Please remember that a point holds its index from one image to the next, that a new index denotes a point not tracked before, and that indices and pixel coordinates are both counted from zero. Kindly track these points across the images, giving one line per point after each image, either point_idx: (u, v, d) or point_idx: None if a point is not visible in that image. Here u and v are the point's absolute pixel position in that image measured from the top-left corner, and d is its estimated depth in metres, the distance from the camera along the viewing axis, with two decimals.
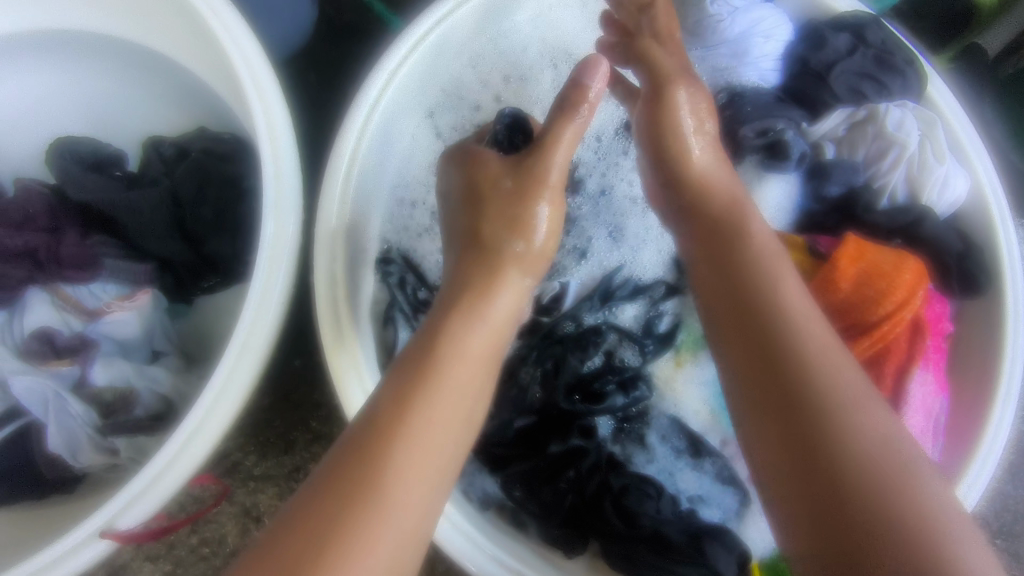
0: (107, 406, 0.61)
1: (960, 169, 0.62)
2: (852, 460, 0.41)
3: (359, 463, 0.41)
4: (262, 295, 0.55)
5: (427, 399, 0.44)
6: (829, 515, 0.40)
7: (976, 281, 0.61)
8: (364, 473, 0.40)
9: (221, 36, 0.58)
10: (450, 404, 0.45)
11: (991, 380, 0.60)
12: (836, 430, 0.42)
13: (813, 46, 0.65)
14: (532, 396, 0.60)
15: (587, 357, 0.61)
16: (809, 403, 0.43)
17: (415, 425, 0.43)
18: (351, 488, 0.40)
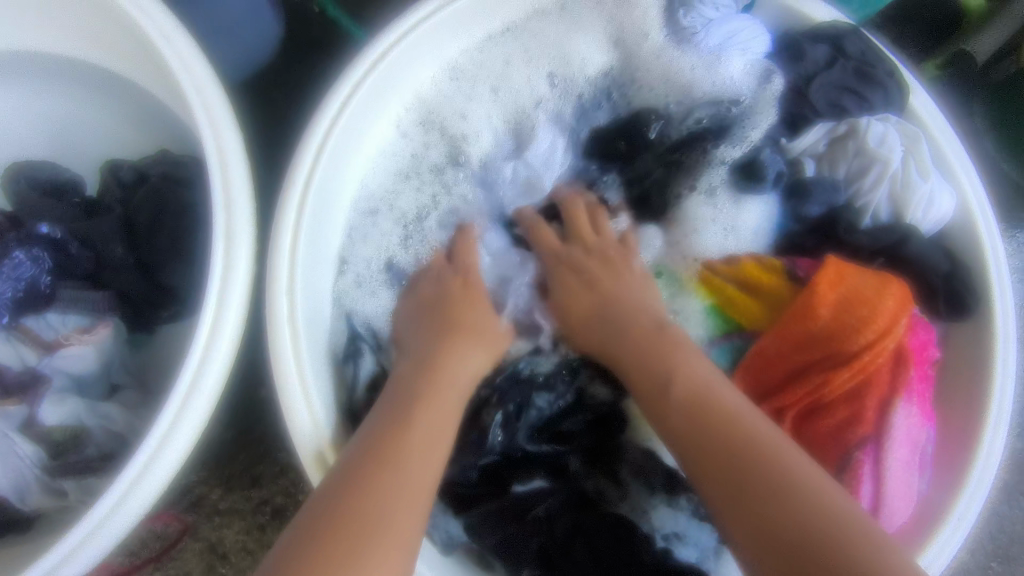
0: (56, 446, 0.58)
1: (945, 186, 0.60)
2: (766, 464, 0.45)
3: (332, 538, 0.41)
4: (211, 331, 0.52)
5: (378, 490, 0.44)
6: (750, 519, 0.43)
7: (963, 303, 0.58)
8: (372, 547, 0.42)
9: (168, 56, 0.56)
10: (398, 489, 0.45)
11: (980, 408, 0.57)
12: (743, 442, 0.46)
13: (791, 58, 0.63)
14: (493, 439, 0.57)
15: (554, 397, 0.59)
16: (753, 473, 0.44)
17: (373, 509, 0.43)
18: (324, 560, 0.40)
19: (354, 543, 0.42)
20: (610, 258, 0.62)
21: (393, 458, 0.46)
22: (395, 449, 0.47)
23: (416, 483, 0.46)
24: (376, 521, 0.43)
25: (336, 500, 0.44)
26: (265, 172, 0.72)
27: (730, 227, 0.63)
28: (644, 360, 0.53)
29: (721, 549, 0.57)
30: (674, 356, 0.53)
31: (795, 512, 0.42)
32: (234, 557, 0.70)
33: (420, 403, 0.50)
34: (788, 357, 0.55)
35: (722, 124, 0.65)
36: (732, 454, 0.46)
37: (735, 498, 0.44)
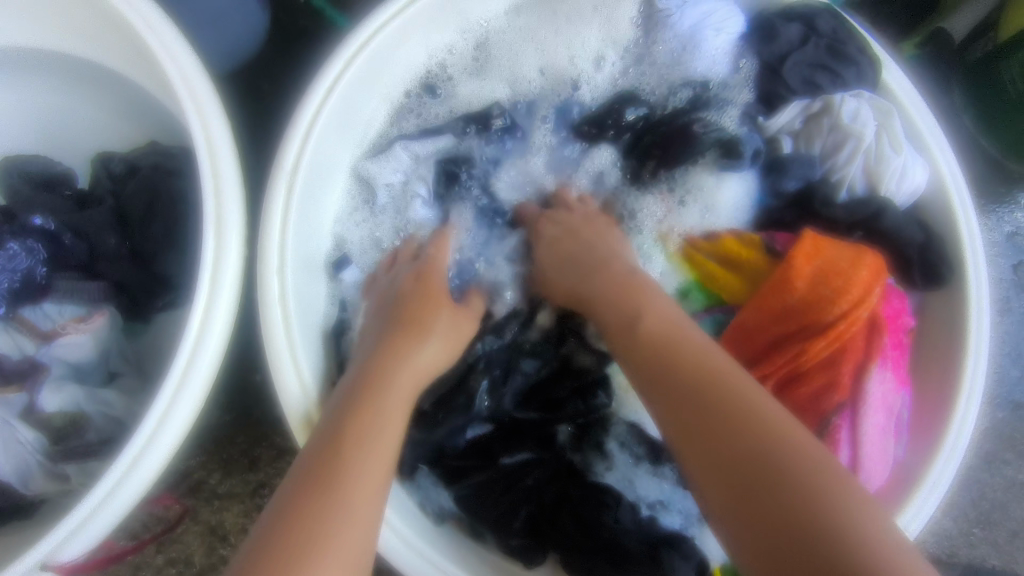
0: (57, 432, 0.60)
1: (918, 158, 0.61)
2: (705, 365, 0.46)
3: (306, 492, 0.43)
4: (205, 313, 0.53)
5: (358, 440, 0.46)
6: (693, 424, 0.44)
7: (937, 273, 0.60)
8: (347, 498, 0.43)
9: (154, 46, 0.57)
10: (381, 431, 0.47)
11: (956, 373, 0.59)
12: (681, 348, 0.48)
13: (764, 39, 0.64)
14: (480, 404, 0.60)
15: (540, 365, 0.62)
16: (691, 373, 0.46)
17: (353, 460, 0.45)
18: (307, 509, 0.42)
19: (332, 499, 0.43)
20: (592, 249, 0.60)
21: (367, 410, 0.48)
22: (372, 399, 0.49)
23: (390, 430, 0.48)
24: (345, 467, 0.44)
25: (323, 446, 0.45)
26: (256, 161, 0.74)
27: (709, 205, 0.64)
28: (622, 327, 0.52)
29: (705, 515, 0.59)
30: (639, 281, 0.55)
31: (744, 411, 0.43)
32: (236, 538, 0.72)
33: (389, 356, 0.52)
34: (769, 327, 0.56)
35: (706, 104, 0.66)
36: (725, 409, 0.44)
37: (692, 401, 0.45)
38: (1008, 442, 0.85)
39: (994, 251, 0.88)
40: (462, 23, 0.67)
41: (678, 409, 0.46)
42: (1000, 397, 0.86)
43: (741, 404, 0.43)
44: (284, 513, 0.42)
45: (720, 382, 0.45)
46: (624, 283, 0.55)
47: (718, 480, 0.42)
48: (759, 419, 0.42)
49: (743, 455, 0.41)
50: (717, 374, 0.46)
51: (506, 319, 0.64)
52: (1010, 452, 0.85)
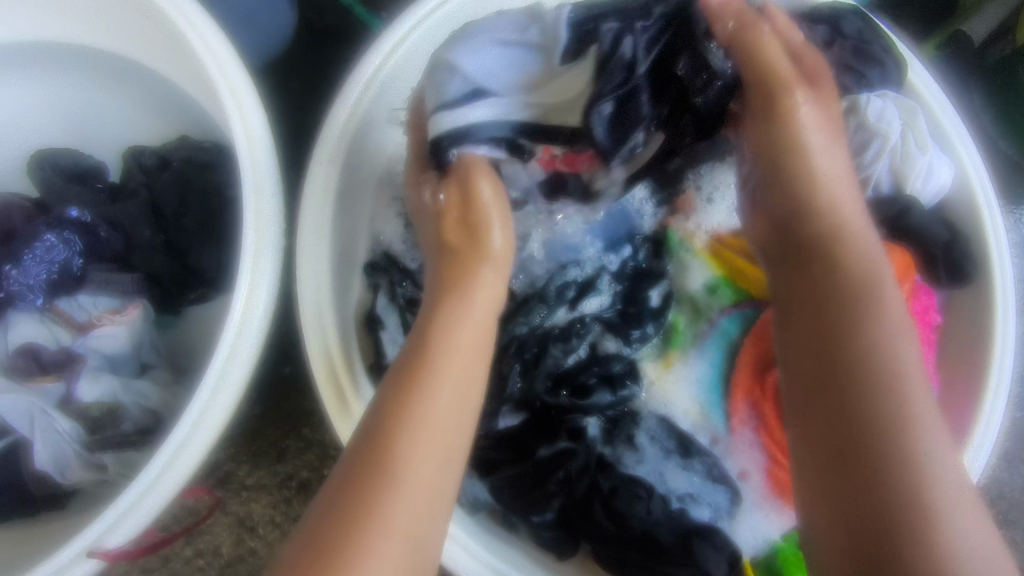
0: (94, 422, 0.60)
1: (943, 157, 0.62)
2: (869, 357, 0.45)
3: (351, 481, 0.42)
4: (246, 304, 0.54)
5: (405, 422, 0.44)
6: (826, 414, 0.45)
7: (962, 269, 0.61)
8: (385, 489, 0.42)
9: (194, 42, 0.58)
10: (432, 411, 0.45)
11: (982, 368, 0.59)
12: (843, 323, 0.47)
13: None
14: (511, 387, 0.60)
15: (570, 349, 0.62)
16: (862, 355, 0.45)
17: (398, 444, 0.43)
18: (346, 500, 0.41)
19: (376, 489, 0.41)
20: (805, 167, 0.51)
21: (414, 387, 0.45)
22: (416, 377, 0.46)
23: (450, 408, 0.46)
24: (387, 454, 0.43)
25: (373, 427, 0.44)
26: (285, 156, 0.74)
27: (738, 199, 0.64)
28: (800, 284, 0.50)
29: (734, 508, 0.59)
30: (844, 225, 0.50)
31: (883, 415, 0.43)
32: (264, 529, 0.73)
33: (443, 324, 0.49)
34: None
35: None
36: (861, 389, 0.44)
37: (834, 386, 0.45)
38: None
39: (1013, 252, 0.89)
40: None
41: (814, 390, 0.46)
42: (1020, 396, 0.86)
43: (886, 407, 0.43)
44: (334, 494, 0.42)
45: (879, 373, 0.44)
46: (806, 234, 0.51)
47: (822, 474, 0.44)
48: (890, 423, 0.42)
49: (854, 457, 0.43)
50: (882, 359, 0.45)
51: (531, 300, 0.62)
52: None
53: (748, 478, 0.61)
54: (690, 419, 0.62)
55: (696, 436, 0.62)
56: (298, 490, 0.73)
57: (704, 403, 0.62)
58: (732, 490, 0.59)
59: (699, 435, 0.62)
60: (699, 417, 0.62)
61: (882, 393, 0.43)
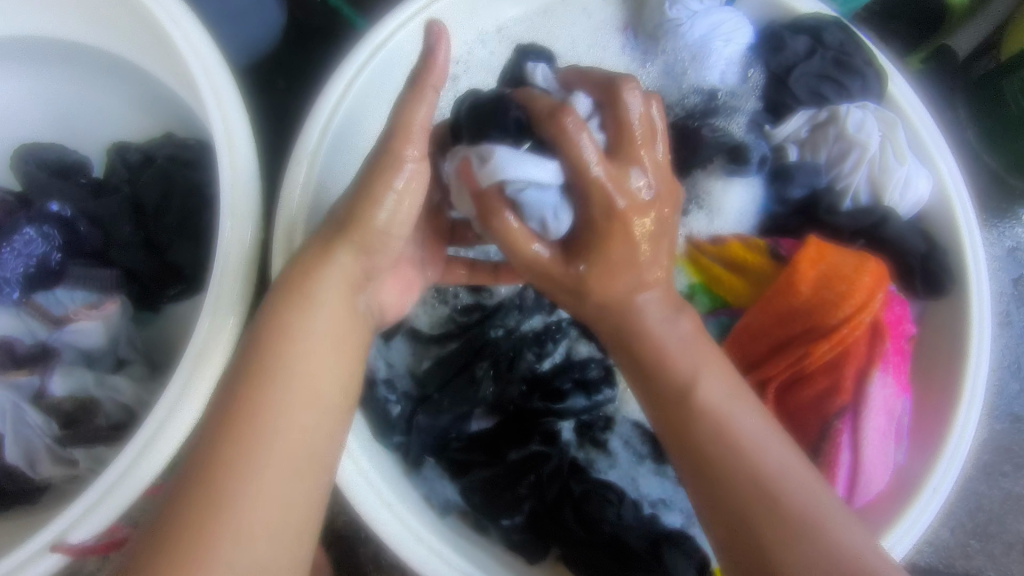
0: (67, 416, 0.60)
1: (921, 169, 0.62)
2: (714, 433, 0.46)
3: (193, 485, 0.39)
4: (219, 302, 0.54)
5: (254, 407, 0.42)
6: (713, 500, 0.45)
7: (939, 281, 0.60)
8: (193, 493, 0.39)
9: (177, 39, 0.58)
10: (273, 419, 0.42)
11: (956, 382, 0.59)
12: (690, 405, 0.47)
13: (772, 49, 0.65)
14: (483, 392, 0.60)
15: (545, 354, 0.63)
16: (713, 442, 0.46)
17: (252, 433, 0.41)
18: (191, 497, 0.39)
19: (211, 487, 0.39)
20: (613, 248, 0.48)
21: (263, 381, 0.43)
22: (262, 371, 0.43)
23: (302, 404, 0.43)
24: (229, 449, 0.40)
25: (226, 398, 0.43)
26: (270, 155, 0.75)
27: (715, 208, 0.65)
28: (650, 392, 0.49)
29: None
30: (655, 363, 0.49)
31: (746, 492, 0.44)
32: None
33: (291, 302, 0.46)
34: (774, 329, 0.57)
35: (715, 112, 0.66)
36: (722, 484, 0.45)
37: (709, 476, 0.45)
38: (1006, 454, 0.86)
39: (995, 265, 0.89)
40: (479, 22, 0.69)
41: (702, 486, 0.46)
42: (1000, 410, 0.86)
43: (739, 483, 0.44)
44: (168, 511, 0.39)
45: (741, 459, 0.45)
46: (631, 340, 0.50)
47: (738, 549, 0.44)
48: (760, 495, 0.44)
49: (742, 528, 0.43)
50: (731, 436, 0.46)
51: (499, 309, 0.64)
52: (1008, 464, 0.86)
53: None
54: None
55: None
56: None
57: None
58: None
59: None
60: None
61: (772, 491, 0.44)
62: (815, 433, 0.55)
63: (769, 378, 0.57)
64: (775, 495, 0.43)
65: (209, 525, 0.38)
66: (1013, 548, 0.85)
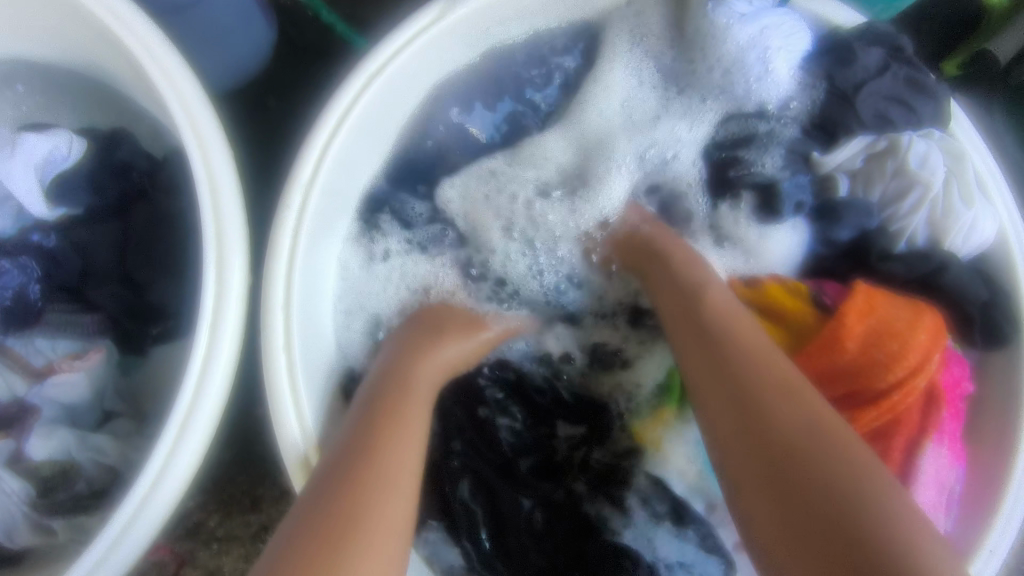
0: (45, 483, 0.55)
1: (988, 210, 0.55)
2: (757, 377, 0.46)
3: (308, 535, 0.40)
4: (204, 364, 0.50)
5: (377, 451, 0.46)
6: (758, 455, 0.43)
7: (1000, 333, 0.53)
8: (313, 533, 0.41)
9: (151, 70, 0.53)
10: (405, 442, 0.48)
11: (1011, 442, 0.53)
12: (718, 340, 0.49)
13: (839, 61, 0.57)
14: (502, 436, 0.59)
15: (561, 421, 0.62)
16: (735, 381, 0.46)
17: (374, 473, 0.45)
18: (304, 545, 0.40)
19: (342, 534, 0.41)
20: (684, 255, 0.57)
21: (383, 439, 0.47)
22: (386, 411, 0.49)
23: (406, 427, 0.49)
24: (364, 481, 0.44)
25: (349, 451, 0.46)
26: (258, 183, 0.70)
27: (754, 251, 0.61)
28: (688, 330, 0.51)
29: None
30: (690, 302, 0.52)
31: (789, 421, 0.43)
32: None
33: (411, 357, 0.54)
34: (816, 391, 0.51)
35: (750, 142, 0.62)
36: (775, 432, 0.43)
37: (751, 436, 0.44)
38: None
39: None
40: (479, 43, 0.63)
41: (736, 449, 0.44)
42: None
43: (783, 414, 0.43)
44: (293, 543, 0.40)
45: (776, 396, 0.44)
46: (693, 301, 0.52)
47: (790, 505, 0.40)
48: (791, 438, 0.42)
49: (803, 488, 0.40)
50: (766, 391, 0.45)
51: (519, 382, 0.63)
52: None
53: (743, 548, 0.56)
54: (685, 483, 0.58)
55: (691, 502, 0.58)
56: (271, 542, 0.69)
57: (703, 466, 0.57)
58: (726, 560, 0.55)
59: (694, 501, 0.58)
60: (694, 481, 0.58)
61: (788, 426, 0.43)
62: None
63: None
64: (802, 449, 0.42)
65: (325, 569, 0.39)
66: None
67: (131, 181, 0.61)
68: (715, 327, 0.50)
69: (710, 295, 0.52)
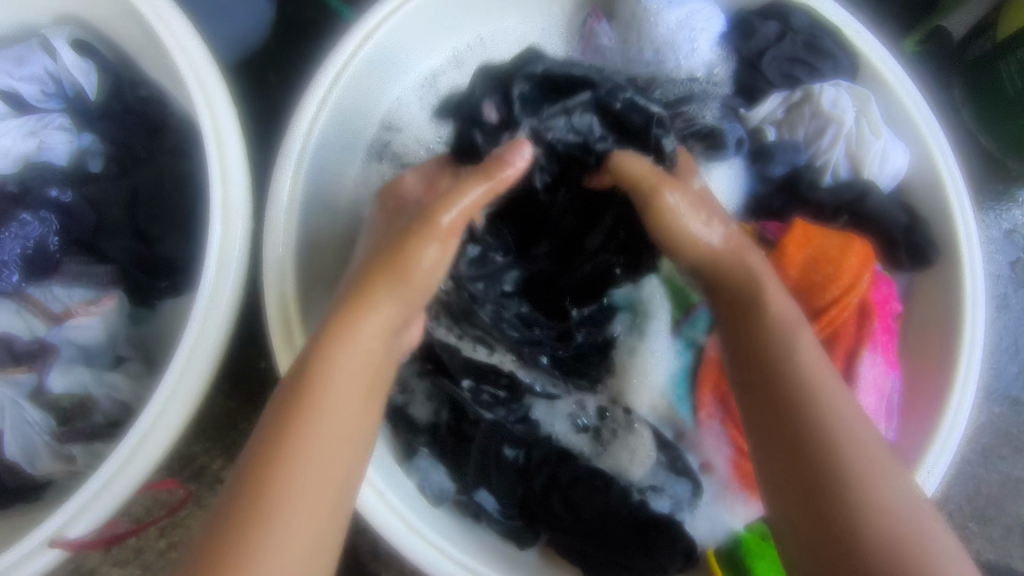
0: (65, 413, 0.61)
1: (898, 143, 0.61)
2: (794, 375, 0.47)
3: (252, 465, 0.42)
4: (211, 298, 0.54)
5: (323, 378, 0.45)
6: (784, 447, 0.46)
7: (924, 254, 0.60)
8: (259, 464, 0.42)
9: (164, 36, 0.58)
10: (350, 367, 0.47)
11: (951, 356, 0.58)
12: (766, 326, 0.49)
13: (742, 35, 0.65)
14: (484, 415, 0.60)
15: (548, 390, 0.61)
16: (776, 371, 0.48)
17: (318, 397, 0.45)
18: (250, 474, 0.42)
19: (279, 462, 0.42)
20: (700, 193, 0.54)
21: (329, 363, 0.46)
22: (339, 334, 0.47)
23: (362, 355, 0.48)
24: (305, 411, 0.44)
25: (300, 375, 0.46)
26: (259, 149, 0.75)
27: None
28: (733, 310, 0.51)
29: (696, 500, 0.60)
30: (737, 283, 0.52)
31: (817, 421, 0.46)
32: None
33: (390, 254, 0.51)
34: None
35: (689, 98, 0.64)
36: (802, 429, 0.46)
37: (780, 425, 0.47)
38: (1004, 437, 0.86)
39: (991, 248, 0.89)
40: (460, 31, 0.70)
41: (776, 435, 0.47)
42: (997, 393, 0.86)
43: (817, 411, 0.46)
44: (242, 474, 0.42)
45: (812, 395, 0.46)
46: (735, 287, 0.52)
47: (795, 495, 0.45)
48: (823, 437, 0.45)
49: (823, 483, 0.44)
50: (806, 382, 0.47)
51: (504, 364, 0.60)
52: (1006, 447, 0.85)
53: (710, 470, 0.61)
54: (656, 413, 0.62)
55: (662, 430, 0.62)
56: None
57: (670, 397, 0.62)
58: (693, 482, 0.60)
59: (664, 428, 0.62)
60: (665, 411, 0.62)
61: (822, 423, 0.46)
62: None
63: None
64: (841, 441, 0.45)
65: (259, 497, 0.41)
66: (1012, 531, 0.84)
67: (134, 143, 0.68)
68: (758, 313, 0.50)
69: (754, 269, 0.52)
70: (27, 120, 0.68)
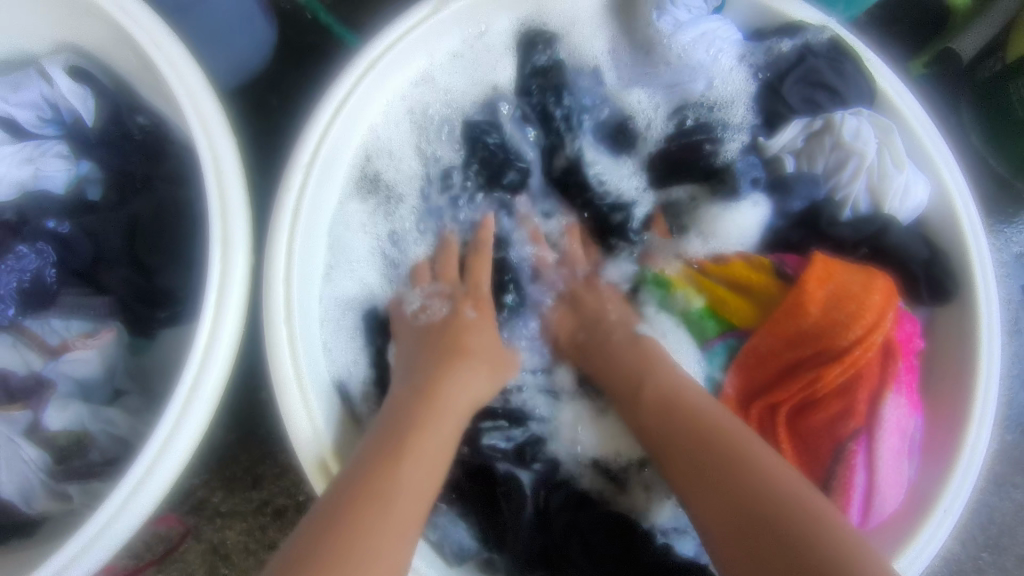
0: (61, 451, 0.60)
1: (920, 175, 0.60)
2: (713, 430, 0.51)
3: (341, 506, 0.45)
4: (211, 336, 0.53)
5: (413, 434, 0.51)
6: (721, 501, 0.48)
7: (943, 288, 0.58)
8: (345, 506, 0.45)
9: (162, 66, 0.57)
10: (435, 428, 0.52)
11: (968, 389, 0.57)
12: (659, 395, 0.55)
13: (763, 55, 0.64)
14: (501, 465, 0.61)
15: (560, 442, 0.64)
16: (694, 433, 0.52)
17: (404, 447, 0.50)
18: (337, 513, 0.45)
19: (373, 500, 0.46)
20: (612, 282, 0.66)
21: (418, 422, 0.52)
22: (423, 401, 0.54)
23: (448, 417, 0.54)
24: (395, 460, 0.49)
25: (385, 434, 0.51)
26: (260, 176, 0.74)
27: (715, 231, 0.64)
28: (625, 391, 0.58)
29: None
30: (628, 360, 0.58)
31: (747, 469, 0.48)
32: (238, 557, 0.72)
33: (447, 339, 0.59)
34: (782, 353, 0.56)
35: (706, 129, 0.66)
36: (734, 482, 0.48)
37: (713, 484, 0.49)
38: (1017, 464, 0.84)
39: (1003, 272, 0.88)
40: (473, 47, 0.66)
41: (704, 494, 0.49)
42: (1009, 420, 0.85)
43: (749, 463, 0.48)
44: (332, 512, 0.45)
45: (729, 446, 0.50)
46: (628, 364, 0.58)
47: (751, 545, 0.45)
48: (744, 485, 0.47)
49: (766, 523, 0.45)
50: (721, 438, 0.50)
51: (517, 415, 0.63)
52: (1020, 475, 0.84)
53: None
54: None
55: None
56: (273, 517, 0.72)
57: None
58: None
59: None
60: None
61: (748, 471, 0.48)
62: (829, 458, 0.53)
63: (780, 402, 0.55)
64: (770, 487, 0.47)
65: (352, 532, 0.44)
66: None
67: (133, 172, 0.67)
68: (668, 384, 0.55)
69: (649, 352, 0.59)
70: (23, 146, 0.67)
